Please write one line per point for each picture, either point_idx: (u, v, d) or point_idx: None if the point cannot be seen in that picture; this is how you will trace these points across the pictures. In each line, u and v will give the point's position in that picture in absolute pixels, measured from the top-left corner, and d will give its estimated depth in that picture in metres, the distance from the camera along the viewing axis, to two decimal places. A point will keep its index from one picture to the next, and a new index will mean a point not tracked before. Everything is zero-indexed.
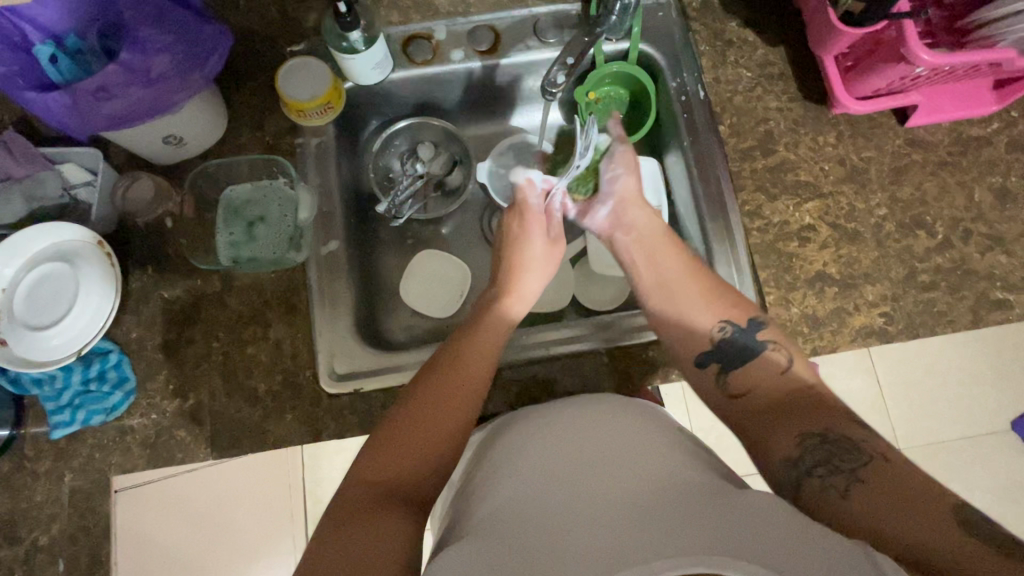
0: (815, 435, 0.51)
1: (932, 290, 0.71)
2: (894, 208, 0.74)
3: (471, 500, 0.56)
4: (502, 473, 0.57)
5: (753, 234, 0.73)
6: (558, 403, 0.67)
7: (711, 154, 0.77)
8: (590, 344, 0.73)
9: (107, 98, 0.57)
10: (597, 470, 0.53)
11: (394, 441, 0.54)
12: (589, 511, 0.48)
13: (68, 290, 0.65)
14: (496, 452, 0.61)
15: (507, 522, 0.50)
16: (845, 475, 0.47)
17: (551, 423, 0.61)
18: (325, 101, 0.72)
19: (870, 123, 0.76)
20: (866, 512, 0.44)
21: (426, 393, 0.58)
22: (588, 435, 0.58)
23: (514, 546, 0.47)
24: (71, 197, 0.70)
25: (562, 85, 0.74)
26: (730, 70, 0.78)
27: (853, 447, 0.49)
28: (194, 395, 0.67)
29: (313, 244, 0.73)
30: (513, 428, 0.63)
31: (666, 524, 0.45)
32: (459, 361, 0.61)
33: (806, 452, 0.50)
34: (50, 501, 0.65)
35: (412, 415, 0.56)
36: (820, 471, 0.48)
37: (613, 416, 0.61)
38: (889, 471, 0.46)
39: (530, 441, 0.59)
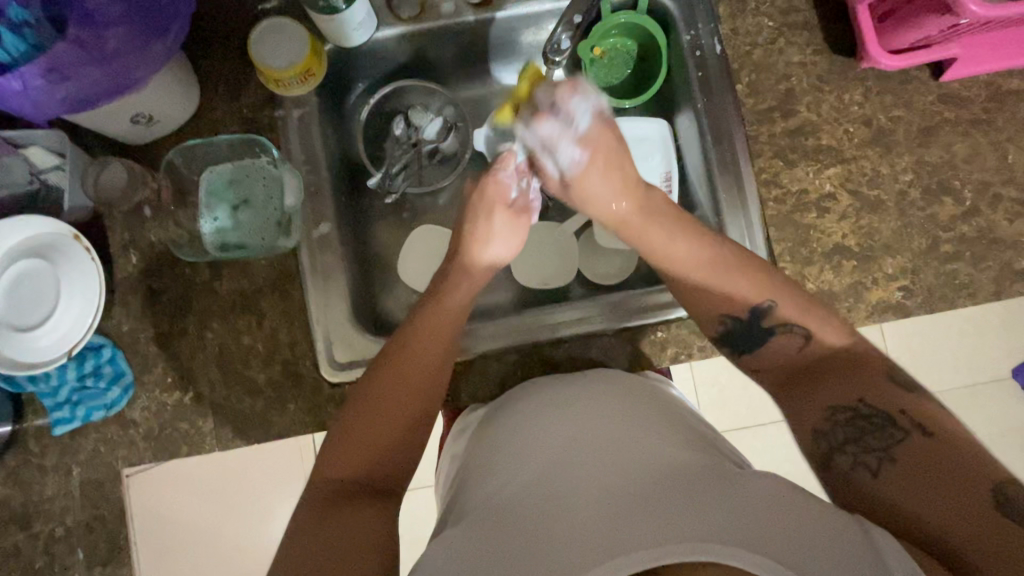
0: (848, 407, 0.50)
1: (955, 261, 0.68)
2: (921, 172, 0.69)
3: (473, 481, 0.56)
4: (502, 455, 0.56)
5: (769, 205, 0.69)
6: (555, 380, 0.65)
7: (726, 116, 0.71)
8: (604, 324, 0.70)
9: (60, 80, 0.51)
10: (597, 454, 0.53)
11: (366, 431, 0.55)
12: (576, 499, 0.48)
13: (49, 287, 0.60)
14: (497, 431, 0.61)
15: (508, 506, 0.50)
16: (876, 453, 0.47)
17: (545, 408, 0.60)
18: (305, 68, 0.66)
19: (901, 78, 0.70)
20: (884, 494, 0.45)
21: (392, 377, 0.57)
22: (588, 419, 0.57)
23: (500, 534, 0.47)
24: (41, 182, 0.65)
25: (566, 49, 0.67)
26: (750, 19, 0.71)
27: (886, 423, 0.48)
28: (194, 387, 0.66)
29: (301, 229, 0.68)
30: (514, 407, 0.63)
31: (661, 509, 0.45)
32: (414, 343, 0.59)
33: (836, 426, 0.50)
34: (61, 493, 0.66)
35: (370, 401, 0.56)
36: (851, 447, 0.49)
37: (615, 398, 0.60)
38: (924, 449, 0.45)
39: (532, 424, 0.59)
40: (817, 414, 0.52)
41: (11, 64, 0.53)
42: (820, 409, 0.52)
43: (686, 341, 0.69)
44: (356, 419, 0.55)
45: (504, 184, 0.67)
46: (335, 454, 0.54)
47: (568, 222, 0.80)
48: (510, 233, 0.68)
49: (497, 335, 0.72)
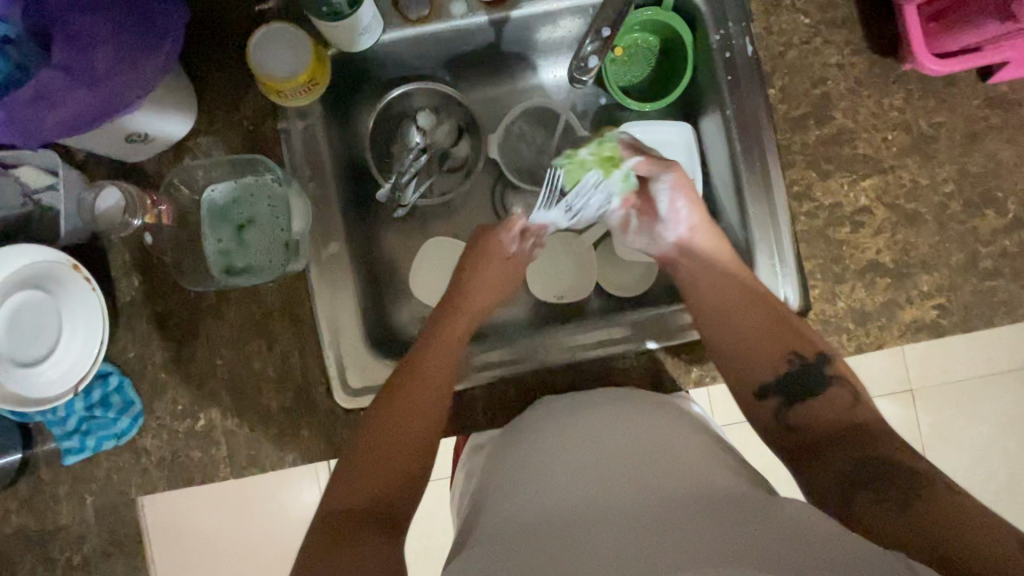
0: (873, 458, 0.51)
1: (994, 277, 0.65)
2: (963, 182, 0.65)
3: (490, 501, 0.54)
4: (527, 472, 0.55)
5: (800, 219, 0.65)
6: (582, 394, 0.63)
7: (757, 122, 0.66)
8: (631, 343, 0.68)
9: (49, 108, 0.48)
10: (621, 480, 0.51)
11: (370, 458, 0.56)
12: (606, 528, 0.47)
13: (50, 318, 0.57)
14: (520, 444, 0.58)
15: (530, 530, 0.48)
16: (901, 492, 0.47)
17: (574, 424, 0.58)
18: (308, 79, 0.61)
19: (946, 80, 0.65)
20: (908, 526, 0.44)
21: (396, 403, 0.59)
22: (611, 441, 0.56)
23: (526, 556, 0.45)
24: (34, 204, 0.61)
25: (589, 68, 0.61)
26: (785, 16, 0.66)
27: (906, 470, 0.48)
28: (205, 414, 0.64)
29: (309, 249, 0.65)
30: (537, 420, 0.60)
31: (689, 543, 0.44)
32: (416, 369, 0.61)
33: (860, 470, 0.50)
34: (76, 521, 0.65)
35: (380, 428, 0.57)
36: (872, 486, 0.48)
37: (638, 417, 0.58)
38: (946, 495, 0.45)
39: (552, 442, 0.57)
40: (842, 465, 0.52)
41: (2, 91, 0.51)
42: (847, 461, 0.52)
43: (710, 363, 0.66)
44: (363, 446, 0.57)
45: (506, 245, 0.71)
46: (351, 478, 0.55)
47: (586, 233, 0.76)
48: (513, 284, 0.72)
49: (508, 360, 0.69)
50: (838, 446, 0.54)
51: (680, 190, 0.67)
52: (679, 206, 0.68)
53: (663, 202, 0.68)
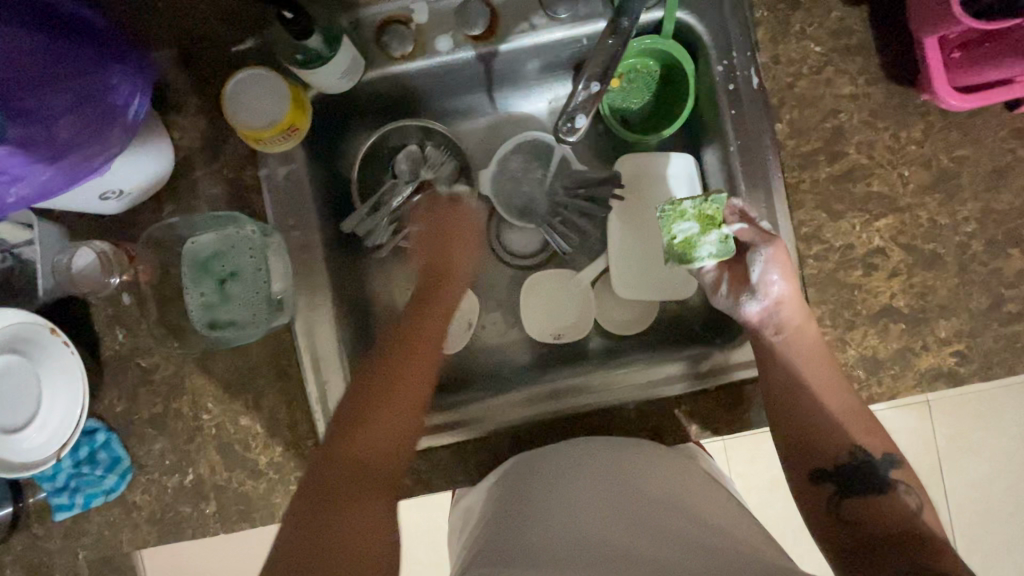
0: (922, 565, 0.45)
1: (1018, 322, 0.61)
2: (986, 221, 0.61)
3: (494, 527, 0.53)
4: (539, 516, 0.52)
5: (809, 262, 0.61)
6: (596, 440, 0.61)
7: (764, 159, 0.62)
8: (684, 385, 0.64)
9: (11, 183, 0.44)
10: (631, 521, 0.49)
11: (346, 492, 0.47)
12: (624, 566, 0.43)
13: (30, 384, 0.56)
14: (530, 487, 0.56)
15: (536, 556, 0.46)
16: None
17: (585, 467, 0.56)
18: (288, 125, 0.58)
19: (969, 110, 0.60)
20: None
21: (372, 415, 0.52)
22: (625, 481, 0.54)
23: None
24: (14, 257, 0.60)
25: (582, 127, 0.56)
26: (794, 44, 0.61)
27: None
28: (194, 469, 0.63)
29: (296, 302, 0.63)
30: (549, 464, 0.58)
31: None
32: (385, 380, 0.54)
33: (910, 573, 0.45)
34: (70, 575, 0.65)
35: (352, 447, 0.50)
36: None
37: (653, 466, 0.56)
38: None
39: (566, 477, 0.55)
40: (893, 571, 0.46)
41: None
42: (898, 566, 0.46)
43: (712, 413, 0.64)
44: (337, 475, 0.48)
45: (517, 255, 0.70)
46: (334, 519, 0.45)
47: (583, 271, 0.73)
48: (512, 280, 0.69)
49: (525, 403, 0.66)
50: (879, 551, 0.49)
51: (775, 264, 0.59)
52: (773, 279, 0.59)
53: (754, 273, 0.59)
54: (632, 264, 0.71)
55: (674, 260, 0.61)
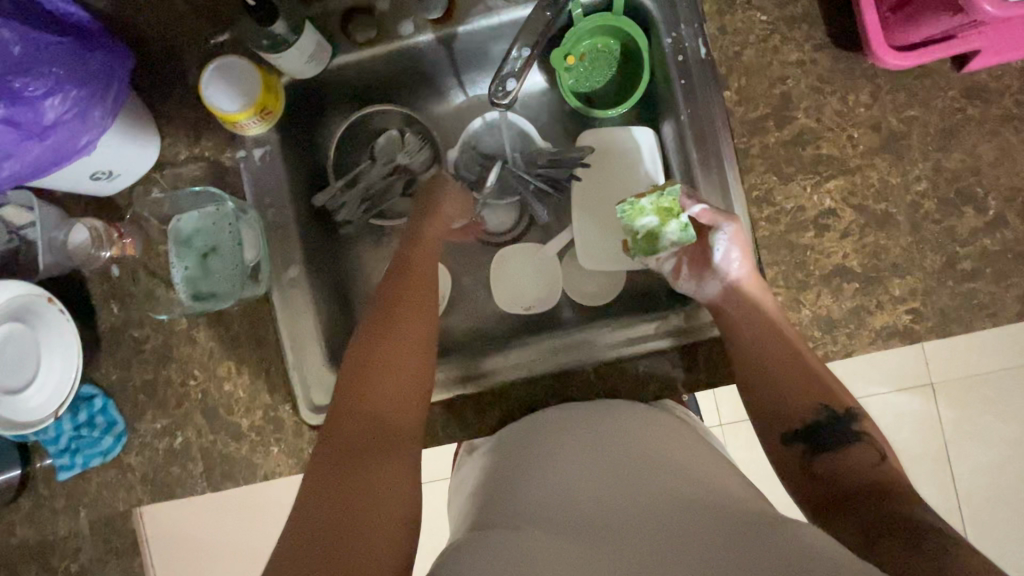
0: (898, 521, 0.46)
1: (973, 279, 0.61)
2: (937, 180, 0.61)
3: (496, 485, 0.53)
4: (539, 475, 0.52)
5: (761, 225, 0.63)
6: (596, 402, 0.60)
7: (712, 126, 0.64)
8: (668, 340, 0.66)
9: (3, 158, 0.50)
10: (625, 484, 0.49)
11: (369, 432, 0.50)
12: (629, 535, 0.44)
13: (31, 349, 0.61)
14: (528, 446, 0.56)
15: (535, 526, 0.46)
16: (903, 538, 0.44)
17: (585, 428, 0.56)
18: (260, 108, 0.63)
19: (916, 72, 0.61)
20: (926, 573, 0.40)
21: (381, 352, 0.55)
22: (621, 445, 0.53)
23: (541, 552, 0.42)
24: (21, 239, 0.66)
25: (513, 92, 0.60)
26: (740, 15, 0.63)
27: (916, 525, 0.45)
28: (182, 432, 0.68)
29: (272, 273, 0.67)
30: (547, 423, 0.58)
31: (697, 551, 0.41)
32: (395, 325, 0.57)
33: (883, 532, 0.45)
34: (72, 532, 0.70)
35: (381, 382, 0.53)
36: (891, 536, 0.45)
37: (642, 426, 0.56)
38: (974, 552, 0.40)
39: (569, 437, 0.55)
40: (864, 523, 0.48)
41: None
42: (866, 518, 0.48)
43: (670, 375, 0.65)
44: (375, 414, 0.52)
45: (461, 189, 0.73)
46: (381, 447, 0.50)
47: (550, 244, 0.76)
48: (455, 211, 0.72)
49: (530, 359, 0.67)
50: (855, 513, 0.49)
51: (736, 243, 0.63)
52: (732, 258, 0.63)
53: (717, 254, 0.63)
54: (596, 234, 0.73)
55: (641, 251, 0.68)
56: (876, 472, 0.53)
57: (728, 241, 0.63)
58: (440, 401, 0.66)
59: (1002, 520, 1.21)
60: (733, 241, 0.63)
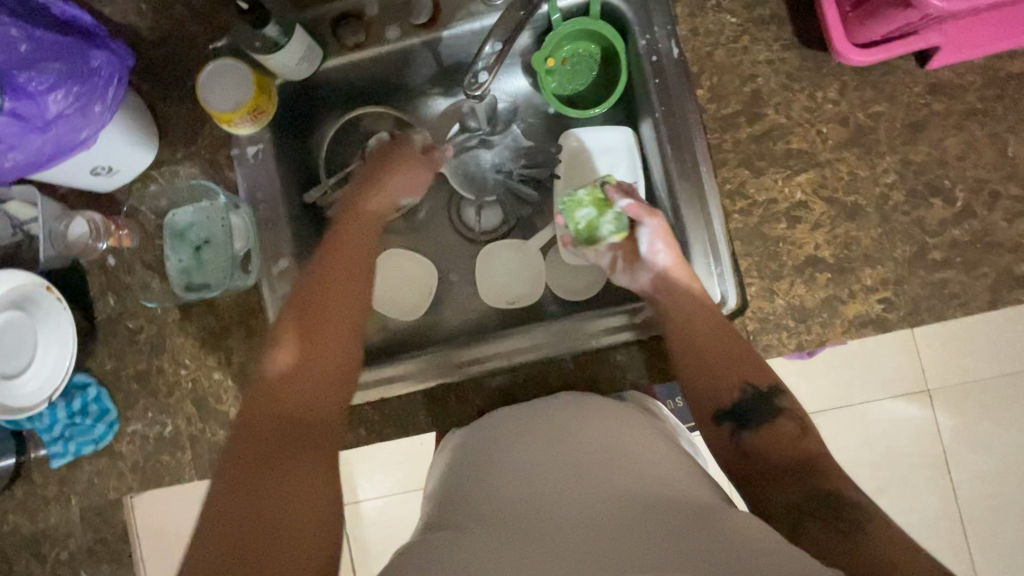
0: (813, 499, 0.48)
1: (944, 269, 0.62)
2: (905, 173, 0.63)
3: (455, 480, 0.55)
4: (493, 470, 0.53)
5: (735, 217, 0.65)
6: (561, 398, 0.61)
7: (687, 124, 0.66)
8: (632, 333, 0.67)
9: (8, 150, 0.54)
10: (575, 480, 0.50)
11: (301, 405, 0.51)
12: (569, 528, 0.45)
13: (30, 336, 0.64)
14: (489, 442, 0.57)
15: (484, 529, 0.46)
16: (833, 519, 0.45)
17: (544, 424, 0.57)
18: (252, 108, 0.66)
19: (881, 69, 0.63)
20: (857, 552, 0.41)
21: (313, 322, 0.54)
22: (575, 439, 0.54)
23: (481, 551, 0.44)
24: (23, 233, 0.69)
25: (484, 83, 0.64)
26: (711, 17, 0.66)
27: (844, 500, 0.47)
28: (173, 420, 0.70)
29: (262, 265, 0.70)
30: (509, 420, 0.59)
31: (638, 547, 0.42)
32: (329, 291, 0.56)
33: (807, 515, 0.47)
34: (64, 520, 0.71)
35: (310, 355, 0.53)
36: (819, 517, 0.46)
37: (598, 422, 0.56)
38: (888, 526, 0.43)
39: (527, 432, 0.56)
40: (785, 501, 0.50)
41: None
42: (792, 495, 0.50)
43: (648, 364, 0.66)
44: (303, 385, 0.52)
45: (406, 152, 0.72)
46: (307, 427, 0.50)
47: (533, 240, 0.78)
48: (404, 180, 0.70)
49: (511, 348, 0.69)
50: (778, 488, 0.51)
51: (659, 235, 0.67)
52: (656, 249, 0.67)
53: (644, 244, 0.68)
54: None
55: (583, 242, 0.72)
56: (801, 446, 0.54)
57: (653, 232, 0.67)
58: (423, 390, 0.68)
59: (1001, 527, 1.19)
60: (655, 232, 0.67)
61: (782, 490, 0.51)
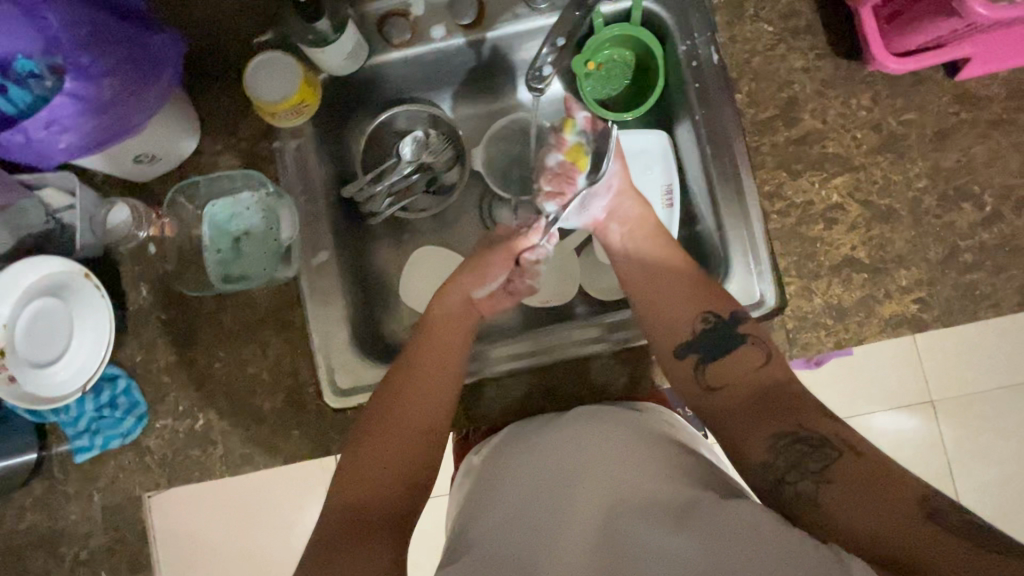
0: (789, 434, 0.49)
1: (974, 271, 0.64)
2: (936, 178, 0.65)
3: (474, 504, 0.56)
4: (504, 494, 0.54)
5: (773, 218, 0.67)
6: (568, 413, 0.61)
7: (726, 127, 0.68)
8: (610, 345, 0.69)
9: (61, 132, 0.52)
10: (581, 494, 0.51)
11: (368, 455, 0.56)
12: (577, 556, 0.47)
13: (63, 323, 0.63)
14: (501, 464, 0.58)
15: (495, 559, 0.49)
16: (813, 476, 0.46)
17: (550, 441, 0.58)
18: (298, 101, 0.66)
19: (912, 79, 0.66)
20: (829, 512, 0.43)
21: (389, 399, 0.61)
22: (581, 457, 0.55)
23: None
24: (56, 222, 0.68)
25: (550, 74, 0.65)
26: (749, 26, 0.68)
27: (822, 444, 0.47)
28: (204, 414, 0.68)
29: (302, 258, 0.69)
30: (519, 439, 0.60)
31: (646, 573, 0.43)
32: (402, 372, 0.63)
33: (781, 452, 0.49)
34: (84, 518, 0.69)
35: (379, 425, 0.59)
36: (792, 473, 0.47)
37: (602, 429, 0.57)
38: (861, 465, 0.45)
39: (535, 449, 0.57)
40: (762, 444, 0.50)
41: (17, 116, 0.55)
42: (763, 437, 0.51)
43: None
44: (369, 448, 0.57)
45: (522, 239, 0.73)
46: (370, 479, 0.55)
47: (567, 239, 0.79)
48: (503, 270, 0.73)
49: (525, 351, 0.70)
50: (750, 426, 0.52)
51: (616, 158, 0.72)
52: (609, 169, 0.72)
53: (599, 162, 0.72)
54: None
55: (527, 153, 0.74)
56: (757, 375, 0.56)
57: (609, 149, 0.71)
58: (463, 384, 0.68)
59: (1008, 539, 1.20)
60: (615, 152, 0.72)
61: (752, 434, 0.52)
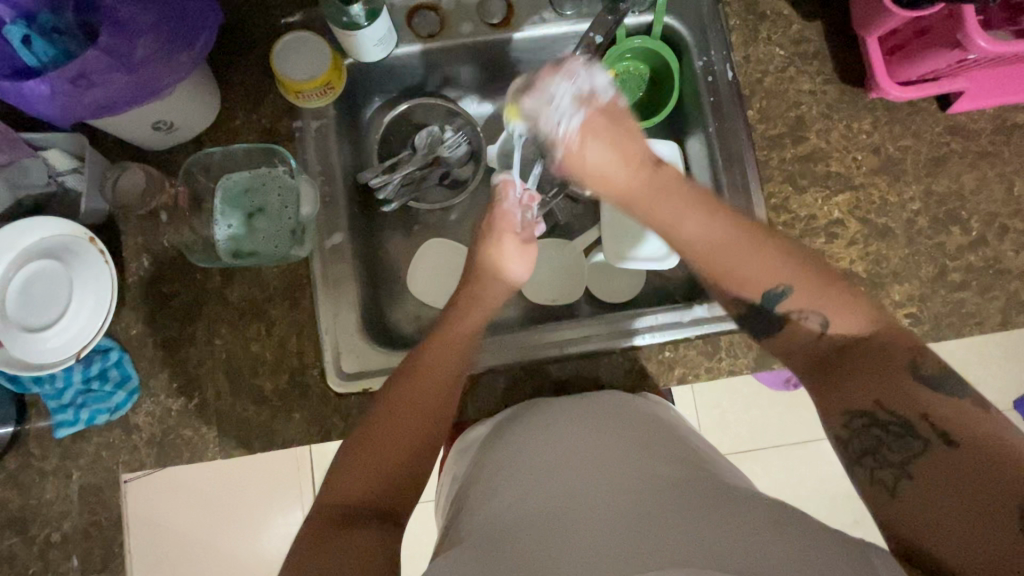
0: (862, 413, 0.48)
1: (962, 289, 0.68)
2: (929, 201, 0.70)
3: (477, 480, 0.55)
4: (511, 467, 0.53)
5: (779, 229, 0.69)
6: (574, 397, 0.61)
7: (738, 141, 0.71)
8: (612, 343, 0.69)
9: (88, 87, 0.53)
10: (588, 466, 0.50)
11: (378, 433, 0.55)
12: (588, 515, 0.45)
13: (63, 286, 0.62)
14: (507, 441, 0.57)
15: (502, 528, 0.47)
16: (894, 470, 0.45)
17: (557, 420, 0.57)
18: (325, 82, 0.67)
19: (909, 109, 0.71)
20: (905, 516, 0.43)
21: (413, 384, 0.58)
22: (587, 434, 0.54)
23: (503, 547, 0.44)
24: (59, 184, 0.66)
25: None
26: (762, 48, 0.72)
27: (905, 431, 0.46)
28: (199, 393, 0.65)
29: (316, 238, 0.69)
30: (527, 417, 0.59)
31: (659, 530, 0.42)
32: (425, 363, 0.60)
33: (853, 435, 0.48)
34: (61, 497, 0.65)
35: (400, 402, 0.57)
36: (868, 459, 0.47)
37: (611, 419, 0.57)
38: (948, 461, 0.43)
39: (541, 426, 0.57)
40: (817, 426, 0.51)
41: (39, 69, 0.58)
42: (833, 410, 0.50)
43: (694, 363, 0.68)
44: (382, 420, 0.56)
45: (510, 214, 0.71)
46: (371, 453, 0.54)
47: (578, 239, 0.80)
48: (524, 259, 0.71)
49: (531, 347, 0.70)
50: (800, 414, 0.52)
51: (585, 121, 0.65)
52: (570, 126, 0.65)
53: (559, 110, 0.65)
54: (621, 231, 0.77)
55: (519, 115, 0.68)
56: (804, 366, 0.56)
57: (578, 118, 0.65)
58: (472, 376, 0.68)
59: None
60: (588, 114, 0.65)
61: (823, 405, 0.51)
